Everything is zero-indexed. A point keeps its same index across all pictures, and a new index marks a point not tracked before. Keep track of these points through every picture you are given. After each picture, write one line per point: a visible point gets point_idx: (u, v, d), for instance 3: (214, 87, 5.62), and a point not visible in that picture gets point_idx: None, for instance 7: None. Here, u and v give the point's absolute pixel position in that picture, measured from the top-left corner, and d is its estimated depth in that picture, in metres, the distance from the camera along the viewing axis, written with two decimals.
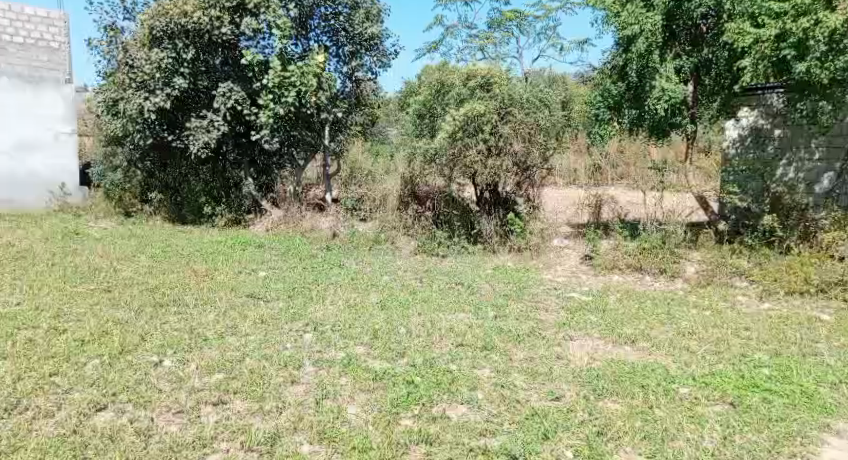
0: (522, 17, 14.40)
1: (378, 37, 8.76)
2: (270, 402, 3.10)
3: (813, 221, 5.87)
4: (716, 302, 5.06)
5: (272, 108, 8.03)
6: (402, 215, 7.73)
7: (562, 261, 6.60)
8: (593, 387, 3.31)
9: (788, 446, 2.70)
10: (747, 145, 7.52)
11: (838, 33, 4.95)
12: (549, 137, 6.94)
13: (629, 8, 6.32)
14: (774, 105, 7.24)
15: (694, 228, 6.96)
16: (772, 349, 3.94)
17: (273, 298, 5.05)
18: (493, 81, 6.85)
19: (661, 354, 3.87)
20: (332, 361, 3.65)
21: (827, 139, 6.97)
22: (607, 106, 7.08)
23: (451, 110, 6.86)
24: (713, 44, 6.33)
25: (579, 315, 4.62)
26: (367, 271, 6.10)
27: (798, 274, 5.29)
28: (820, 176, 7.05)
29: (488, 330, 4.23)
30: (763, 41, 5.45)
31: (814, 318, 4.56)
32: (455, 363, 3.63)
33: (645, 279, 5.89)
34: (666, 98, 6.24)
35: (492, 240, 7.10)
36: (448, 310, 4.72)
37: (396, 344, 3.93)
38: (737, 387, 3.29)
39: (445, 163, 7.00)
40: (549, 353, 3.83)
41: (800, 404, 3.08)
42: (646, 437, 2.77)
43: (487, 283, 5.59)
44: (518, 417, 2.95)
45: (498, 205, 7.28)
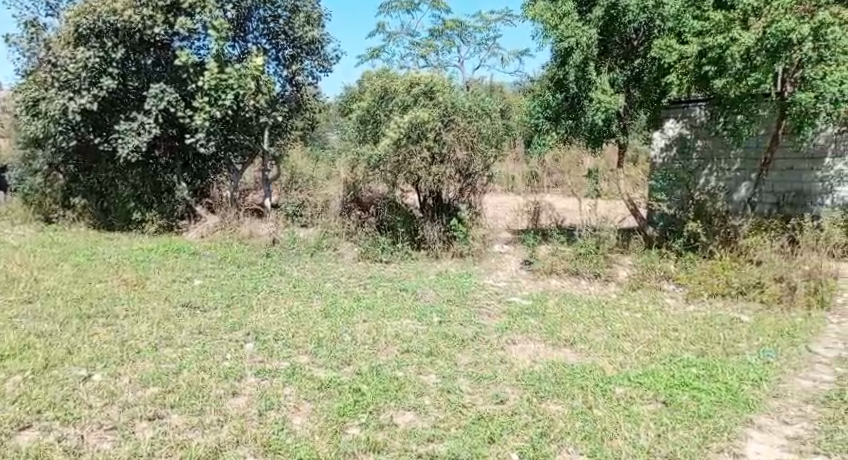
0: (463, 26, 14.67)
1: (320, 41, 8.65)
2: (210, 415, 3.00)
3: (733, 227, 6.25)
4: (647, 305, 5.29)
5: (207, 111, 7.82)
6: (344, 220, 7.67)
7: (503, 266, 6.71)
8: (536, 389, 3.39)
9: (716, 441, 2.84)
10: (674, 155, 7.89)
11: (753, 52, 5.30)
12: (490, 145, 7.07)
13: (566, 21, 6.55)
14: (698, 117, 7.66)
15: (626, 233, 7.26)
16: (699, 349, 4.16)
17: (211, 307, 4.89)
18: (436, 89, 6.95)
19: (598, 356, 4.01)
20: (275, 371, 3.57)
21: (743, 151, 7.52)
22: (546, 117, 7.26)
23: (395, 116, 6.88)
24: (644, 58, 6.59)
25: (520, 319, 4.72)
26: (309, 278, 6.01)
27: (720, 277, 5.60)
28: (738, 184, 7.58)
29: (433, 335, 4.26)
30: (685, 58, 5.81)
31: (736, 319, 4.84)
32: (401, 370, 3.63)
33: (581, 283, 6.08)
34: (603, 109, 6.47)
35: (436, 246, 7.08)
36: (393, 316, 4.72)
37: (341, 352, 3.89)
38: (668, 386, 3.46)
39: (389, 169, 7.01)
40: (493, 357, 3.89)
41: (725, 400, 3.27)
42: (587, 436, 2.85)
43: (431, 289, 5.62)
44: (464, 421, 2.99)
45: (441, 211, 7.34)
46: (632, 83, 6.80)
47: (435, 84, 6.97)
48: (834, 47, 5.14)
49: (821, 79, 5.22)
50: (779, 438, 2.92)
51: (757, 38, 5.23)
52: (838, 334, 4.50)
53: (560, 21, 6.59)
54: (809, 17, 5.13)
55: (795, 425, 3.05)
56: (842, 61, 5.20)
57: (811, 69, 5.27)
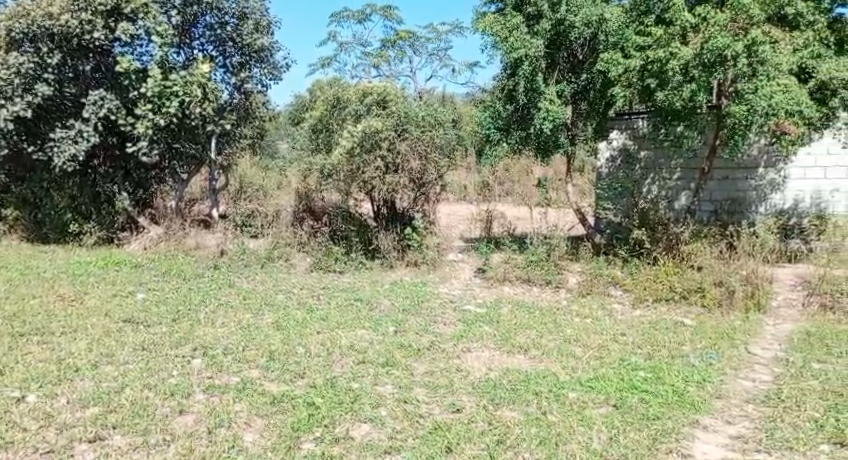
0: (415, 37, 14.74)
1: (269, 48, 8.53)
2: (155, 434, 2.87)
3: (675, 234, 6.48)
4: (596, 310, 5.41)
5: (150, 119, 7.54)
6: (296, 231, 7.57)
7: (457, 274, 6.73)
8: (491, 396, 3.40)
9: (665, 443, 2.91)
10: (618, 165, 8.11)
11: (691, 66, 5.51)
12: (443, 155, 7.09)
13: (515, 33, 6.66)
14: (640, 128, 7.93)
15: (575, 241, 7.42)
16: (646, 352, 4.27)
17: (155, 322, 4.69)
18: (388, 99, 6.94)
19: (551, 361, 4.06)
20: (224, 387, 3.46)
21: (683, 162, 7.83)
22: (497, 128, 7.36)
23: (348, 126, 6.84)
24: (590, 71, 6.78)
25: (475, 328, 4.74)
26: (259, 290, 5.87)
27: (664, 282, 5.78)
28: (679, 193, 7.88)
29: (389, 345, 4.22)
30: (630, 71, 6.01)
31: (680, 323, 5.00)
32: (357, 381, 3.58)
33: (533, 290, 6.17)
34: (551, 119, 6.66)
35: (391, 256, 7.05)
36: (348, 327, 4.66)
37: (294, 364, 3.81)
38: (618, 389, 3.53)
39: (343, 179, 6.97)
40: (449, 366, 3.88)
41: (672, 402, 3.36)
42: (542, 442, 2.88)
43: (386, 298, 5.58)
44: (421, 432, 2.96)
45: (395, 220, 7.33)
46: (578, 96, 7.01)
47: (388, 94, 6.97)
48: (768, 64, 5.38)
49: (754, 93, 5.43)
50: (723, 437, 3.02)
51: (695, 53, 5.46)
52: (774, 336, 4.70)
53: (509, 34, 6.68)
54: (743, 33, 5.36)
55: (738, 425, 3.16)
56: (774, 76, 5.44)
57: (745, 82, 5.50)
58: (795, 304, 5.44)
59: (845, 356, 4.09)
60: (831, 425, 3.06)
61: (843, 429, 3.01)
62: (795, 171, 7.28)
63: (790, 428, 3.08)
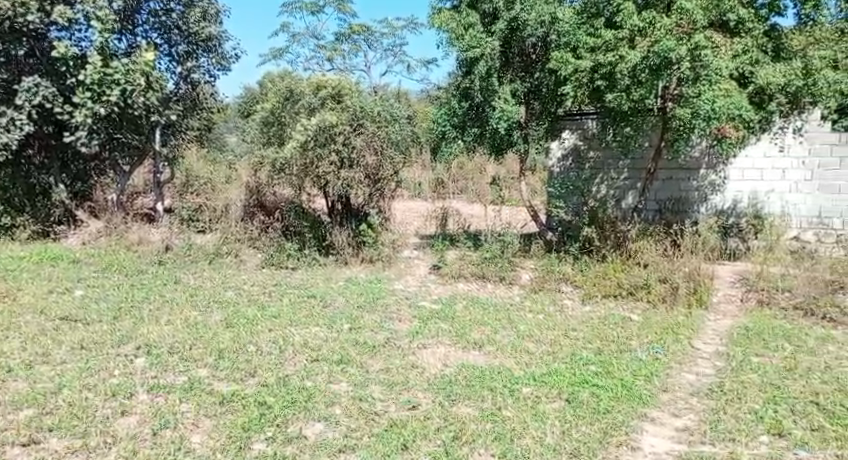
0: (370, 31, 14.60)
1: (218, 38, 8.28)
2: (95, 436, 2.73)
3: (623, 232, 6.66)
4: (548, 306, 5.50)
5: (89, 107, 7.18)
6: (246, 226, 7.38)
7: (412, 271, 6.71)
8: (447, 393, 3.39)
9: (615, 436, 2.96)
10: (569, 164, 8.31)
11: (639, 69, 5.64)
12: (399, 151, 7.04)
13: (470, 31, 6.67)
14: (590, 129, 8.10)
15: (527, 238, 7.52)
16: (596, 347, 4.36)
17: (95, 319, 4.47)
18: (343, 93, 6.84)
19: (505, 357, 4.09)
20: (170, 387, 3.31)
21: (630, 162, 8.02)
22: (453, 125, 7.37)
23: (301, 119, 6.71)
24: (542, 71, 6.85)
25: (431, 324, 4.72)
26: (207, 287, 5.67)
27: (613, 278, 5.91)
28: (626, 193, 8.09)
29: (344, 342, 4.16)
30: (580, 71, 6.09)
31: (628, 318, 5.13)
32: (310, 380, 3.50)
33: (487, 287, 6.21)
34: (506, 118, 6.74)
35: (345, 252, 6.95)
36: (302, 324, 4.56)
37: (244, 363, 3.69)
38: (571, 384, 3.59)
39: (296, 173, 6.83)
40: (404, 363, 3.84)
41: (621, 396, 3.43)
42: (497, 437, 2.88)
43: (339, 295, 5.49)
44: (377, 430, 2.92)
45: (349, 216, 7.21)
46: (531, 95, 7.09)
47: (342, 88, 6.87)
48: (710, 68, 5.46)
49: (698, 97, 5.61)
50: (669, 430, 3.10)
51: (644, 56, 5.57)
52: (715, 331, 4.88)
53: (465, 32, 6.71)
54: (687, 38, 5.43)
55: (683, 417, 3.25)
56: (716, 81, 5.57)
57: (690, 86, 5.64)
58: (734, 299, 5.64)
59: (781, 350, 4.27)
60: (769, 416, 3.17)
61: (780, 420, 3.13)
62: (735, 172, 7.50)
63: (732, 420, 3.17)
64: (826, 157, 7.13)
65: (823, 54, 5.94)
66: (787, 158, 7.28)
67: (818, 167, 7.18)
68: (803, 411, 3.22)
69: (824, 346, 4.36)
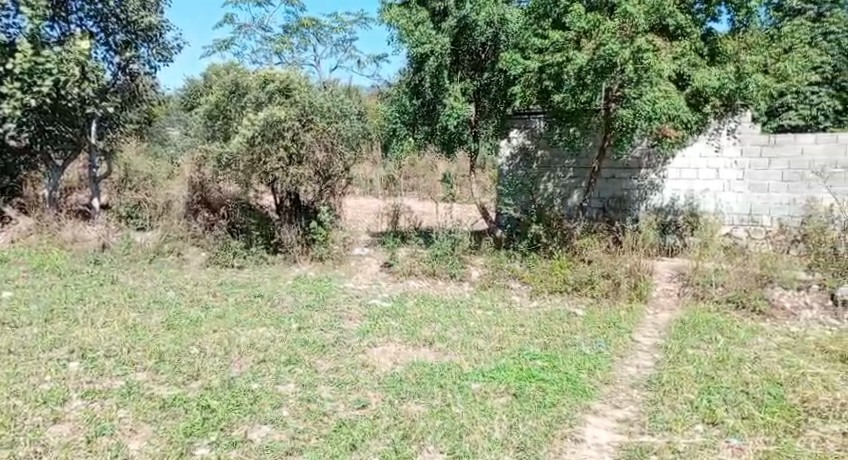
0: (318, 25, 14.37)
1: (159, 28, 7.93)
2: (24, 447, 2.60)
3: (569, 229, 6.81)
4: (497, 302, 5.58)
5: (19, 99, 6.73)
6: (189, 224, 7.22)
7: (362, 268, 6.67)
8: (396, 391, 3.38)
9: (560, 429, 3.03)
10: (517, 163, 8.43)
11: (584, 70, 5.77)
12: (349, 147, 6.95)
13: (420, 28, 6.67)
14: (538, 128, 8.27)
15: (477, 235, 7.59)
16: (543, 342, 4.45)
17: (25, 322, 4.23)
18: (292, 88, 6.70)
19: (455, 353, 4.12)
20: (107, 392, 3.18)
21: (576, 161, 8.20)
22: (404, 122, 7.37)
23: (248, 113, 6.54)
24: (492, 71, 6.92)
25: (382, 322, 4.70)
26: (146, 287, 5.46)
27: (559, 274, 6.04)
28: (571, 191, 8.25)
29: (292, 343, 4.08)
30: (529, 72, 6.22)
31: (573, 313, 5.26)
32: (257, 381, 3.43)
33: (438, 284, 6.24)
34: (455, 115, 6.76)
35: (294, 250, 6.85)
36: (248, 325, 4.45)
37: (187, 366, 3.58)
38: (519, 378, 3.65)
39: (243, 169, 6.63)
40: (354, 362, 3.82)
41: (566, 389, 3.52)
42: (446, 434, 2.90)
43: (288, 294, 5.40)
44: (325, 430, 2.89)
45: (299, 214, 7.11)
46: (481, 94, 7.14)
47: (291, 83, 6.72)
48: (651, 71, 5.66)
49: (639, 98, 5.79)
50: (610, 421, 3.20)
51: (589, 58, 5.70)
52: (654, 324, 5.06)
53: (415, 28, 6.70)
54: (630, 41, 5.62)
55: (624, 409, 3.36)
56: (656, 82, 5.76)
57: (632, 87, 5.84)
58: (672, 293, 5.87)
59: (715, 342, 4.47)
60: (704, 406, 3.31)
61: (714, 409, 3.26)
62: (672, 171, 7.81)
63: (669, 410, 3.30)
64: (756, 157, 7.44)
65: (755, 59, 6.11)
66: (721, 157, 7.59)
67: (749, 167, 7.49)
68: (735, 401, 3.37)
69: (754, 338, 4.59)
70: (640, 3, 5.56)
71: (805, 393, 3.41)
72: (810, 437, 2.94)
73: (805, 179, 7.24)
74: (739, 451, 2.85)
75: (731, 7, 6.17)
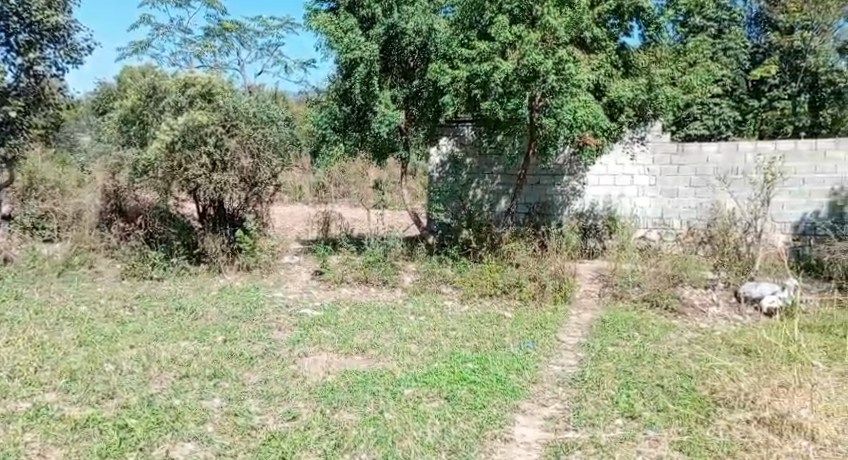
0: (243, 29, 13.98)
1: (67, 28, 7.51)
2: None
3: (497, 234, 6.97)
4: (429, 308, 5.63)
5: None
6: (103, 234, 6.92)
7: (291, 277, 6.57)
8: (328, 401, 3.34)
9: (489, 429, 3.10)
10: (447, 170, 8.56)
11: (510, 79, 5.93)
12: (277, 154, 6.82)
13: (349, 34, 6.64)
14: (466, 136, 8.44)
15: (409, 242, 7.63)
16: (474, 345, 4.52)
17: None
18: (215, 92, 6.49)
19: (387, 359, 4.13)
20: (11, 415, 2.96)
21: (502, 169, 8.41)
22: (334, 128, 7.31)
23: (166, 118, 6.29)
24: (421, 79, 7.02)
25: (313, 331, 4.65)
26: (56, 302, 5.14)
27: (489, 278, 6.15)
28: (499, 198, 8.46)
29: (217, 355, 3.96)
30: (457, 81, 6.37)
31: (502, 316, 5.38)
32: (179, 398, 3.30)
33: (369, 290, 6.23)
34: (387, 122, 6.80)
35: (218, 260, 6.62)
36: (169, 340, 4.27)
37: (101, 384, 3.40)
38: (450, 381, 3.70)
39: (162, 176, 6.42)
40: (283, 373, 3.75)
41: (497, 390, 3.60)
42: (378, 441, 2.89)
43: (213, 306, 5.23)
44: (253, 444, 2.82)
45: (224, 222, 6.91)
46: (411, 101, 7.20)
47: (213, 87, 6.49)
48: (571, 81, 5.90)
49: (560, 108, 6.07)
50: (538, 419, 3.30)
51: (514, 68, 5.87)
52: (578, 324, 5.27)
53: (344, 34, 6.67)
54: (552, 52, 5.82)
55: (550, 406, 3.48)
56: (576, 92, 6.03)
57: (555, 97, 6.05)
58: (593, 294, 6.12)
59: (632, 339, 4.70)
60: (624, 401, 3.48)
61: (633, 403, 3.44)
62: (592, 178, 8.16)
63: (592, 406, 3.44)
64: (666, 165, 7.89)
65: (664, 72, 6.51)
66: (636, 165, 8.00)
67: (661, 173, 7.93)
68: (651, 394, 3.56)
69: (667, 334, 4.86)
70: (560, 16, 5.77)
71: (714, 385, 3.63)
72: (719, 425, 3.14)
73: (711, 184, 7.74)
74: (656, 442, 3.00)
75: (641, 23, 6.52)
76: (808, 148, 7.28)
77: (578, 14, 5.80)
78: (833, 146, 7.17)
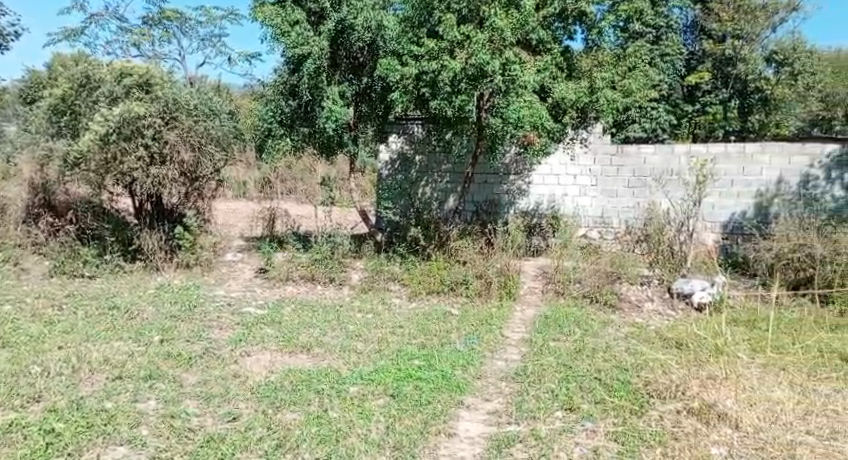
0: (184, 18, 13.56)
1: None
2: None
3: (445, 232, 7.01)
4: (376, 305, 5.62)
5: None
6: (31, 229, 6.63)
7: (234, 276, 6.43)
8: (270, 401, 3.29)
9: (434, 425, 3.12)
10: (396, 168, 8.57)
11: (458, 78, 5.99)
12: (219, 148, 6.64)
13: (296, 28, 6.52)
14: (415, 134, 8.45)
15: (357, 239, 7.59)
16: (420, 342, 4.54)
17: None
18: (153, 83, 6.27)
19: (332, 358, 4.10)
20: None
21: (451, 167, 8.47)
22: (279, 123, 7.21)
23: (100, 109, 6.03)
24: (370, 76, 6.98)
25: (256, 330, 4.56)
26: None
27: (436, 275, 6.19)
28: (447, 196, 8.52)
29: (153, 356, 3.83)
30: (405, 78, 6.34)
31: (449, 312, 5.43)
32: (111, 400, 3.17)
33: (316, 288, 6.16)
34: (334, 119, 6.73)
35: (156, 257, 6.39)
36: (101, 340, 4.10)
37: (25, 387, 3.23)
38: (396, 379, 3.70)
39: (96, 169, 6.16)
40: (224, 373, 3.66)
41: (442, 386, 3.62)
42: (321, 440, 2.86)
43: (150, 305, 5.05)
44: (191, 447, 2.75)
45: (162, 219, 6.70)
46: (360, 98, 7.17)
47: (152, 78, 6.28)
48: (517, 82, 6.01)
49: (507, 107, 6.17)
50: (482, 414, 3.34)
51: (462, 67, 5.92)
52: (522, 320, 5.36)
53: (290, 28, 6.52)
54: (499, 53, 5.90)
55: (494, 401, 3.54)
56: (522, 93, 6.13)
57: (502, 98, 6.16)
58: (537, 291, 6.25)
59: (572, 335, 4.83)
60: (563, 393, 3.57)
61: (572, 396, 3.53)
62: (537, 178, 8.33)
63: (534, 399, 3.52)
64: (607, 166, 8.13)
65: (605, 76, 6.67)
66: (577, 165, 8.22)
67: (601, 174, 8.16)
68: (589, 387, 3.67)
69: (606, 329, 5.02)
70: (506, 17, 5.88)
71: (648, 377, 3.77)
72: (651, 416, 3.26)
73: (648, 185, 8.02)
74: (592, 434, 3.09)
75: (584, 27, 6.72)
76: (737, 151, 7.64)
77: (524, 16, 5.90)
78: (759, 149, 7.54)
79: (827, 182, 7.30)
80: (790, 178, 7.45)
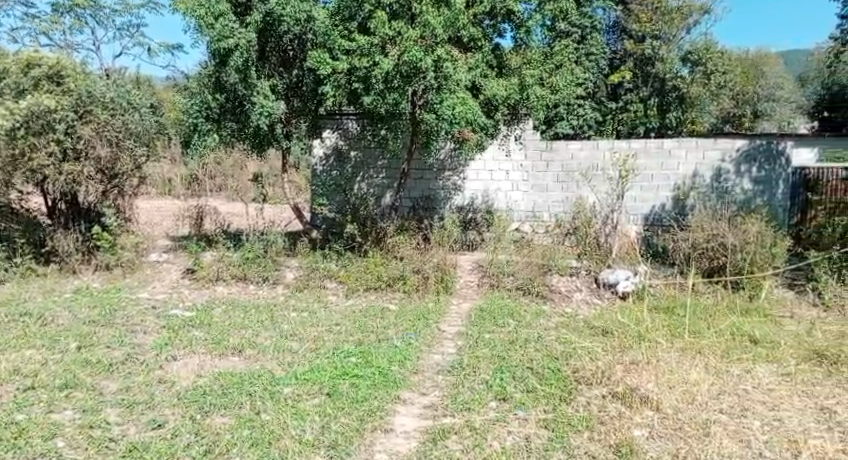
0: (98, 6, 12.91)
1: None
2: None
3: (382, 228, 6.99)
4: (312, 304, 5.54)
5: None
6: None
7: (160, 277, 6.18)
8: (199, 405, 3.18)
9: (370, 422, 3.10)
10: (331, 164, 8.48)
11: (391, 74, 5.98)
12: (140, 143, 6.30)
13: (221, 20, 6.27)
14: (350, 129, 8.37)
15: (290, 236, 7.46)
16: (356, 339, 4.51)
17: None
18: (66, 75, 5.90)
19: (266, 359, 4.00)
20: None
21: (386, 164, 8.48)
22: (207, 118, 6.96)
23: (6, 101, 5.62)
24: (302, 70, 6.86)
25: (184, 333, 4.39)
26: None
27: (373, 272, 6.15)
28: (383, 192, 8.53)
29: (69, 364, 3.63)
30: (337, 73, 6.25)
31: (385, 308, 5.42)
32: (22, 412, 2.98)
33: (249, 288, 6.01)
34: (266, 114, 6.59)
35: (71, 259, 6.13)
36: (10, 349, 3.84)
37: None
38: (333, 377, 3.66)
39: (2, 165, 5.76)
40: (148, 379, 3.51)
41: (379, 383, 3.61)
42: (253, 444, 2.80)
43: (67, 310, 4.77)
44: (112, 457, 2.63)
45: (78, 218, 6.38)
46: (291, 92, 7.02)
47: (64, 70, 5.91)
48: (450, 79, 6.05)
49: (440, 104, 6.21)
50: (418, 408, 3.36)
51: (394, 64, 5.91)
52: (458, 314, 5.41)
53: (215, 20, 6.27)
54: (431, 49, 5.92)
55: (430, 395, 3.56)
56: (455, 90, 6.17)
57: (434, 94, 6.20)
58: (472, 285, 6.34)
59: (506, 327, 4.92)
60: (497, 384, 3.65)
61: (505, 386, 3.61)
62: (471, 173, 8.43)
63: (469, 391, 3.57)
64: (537, 161, 8.38)
65: (534, 73, 6.80)
66: (510, 161, 8.39)
67: (532, 169, 8.41)
68: (521, 377, 3.76)
69: (538, 319, 5.16)
70: (438, 15, 5.86)
71: (577, 365, 3.89)
72: (579, 402, 3.38)
73: (575, 179, 8.30)
74: (524, 422, 3.16)
75: (513, 25, 6.83)
76: (655, 147, 8.04)
77: (454, 13, 5.92)
78: (676, 144, 7.94)
79: (737, 176, 7.78)
80: (704, 172, 7.89)
